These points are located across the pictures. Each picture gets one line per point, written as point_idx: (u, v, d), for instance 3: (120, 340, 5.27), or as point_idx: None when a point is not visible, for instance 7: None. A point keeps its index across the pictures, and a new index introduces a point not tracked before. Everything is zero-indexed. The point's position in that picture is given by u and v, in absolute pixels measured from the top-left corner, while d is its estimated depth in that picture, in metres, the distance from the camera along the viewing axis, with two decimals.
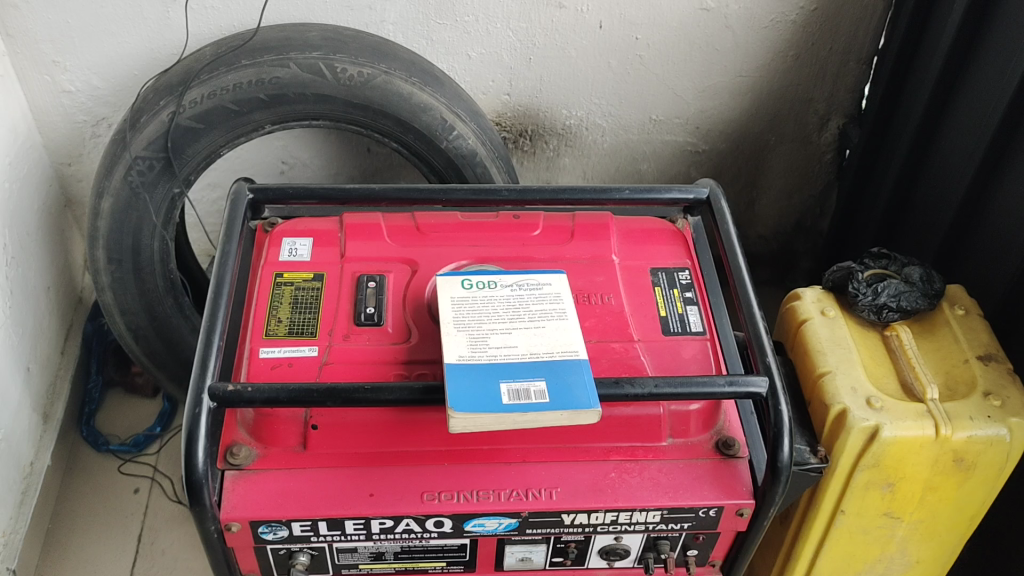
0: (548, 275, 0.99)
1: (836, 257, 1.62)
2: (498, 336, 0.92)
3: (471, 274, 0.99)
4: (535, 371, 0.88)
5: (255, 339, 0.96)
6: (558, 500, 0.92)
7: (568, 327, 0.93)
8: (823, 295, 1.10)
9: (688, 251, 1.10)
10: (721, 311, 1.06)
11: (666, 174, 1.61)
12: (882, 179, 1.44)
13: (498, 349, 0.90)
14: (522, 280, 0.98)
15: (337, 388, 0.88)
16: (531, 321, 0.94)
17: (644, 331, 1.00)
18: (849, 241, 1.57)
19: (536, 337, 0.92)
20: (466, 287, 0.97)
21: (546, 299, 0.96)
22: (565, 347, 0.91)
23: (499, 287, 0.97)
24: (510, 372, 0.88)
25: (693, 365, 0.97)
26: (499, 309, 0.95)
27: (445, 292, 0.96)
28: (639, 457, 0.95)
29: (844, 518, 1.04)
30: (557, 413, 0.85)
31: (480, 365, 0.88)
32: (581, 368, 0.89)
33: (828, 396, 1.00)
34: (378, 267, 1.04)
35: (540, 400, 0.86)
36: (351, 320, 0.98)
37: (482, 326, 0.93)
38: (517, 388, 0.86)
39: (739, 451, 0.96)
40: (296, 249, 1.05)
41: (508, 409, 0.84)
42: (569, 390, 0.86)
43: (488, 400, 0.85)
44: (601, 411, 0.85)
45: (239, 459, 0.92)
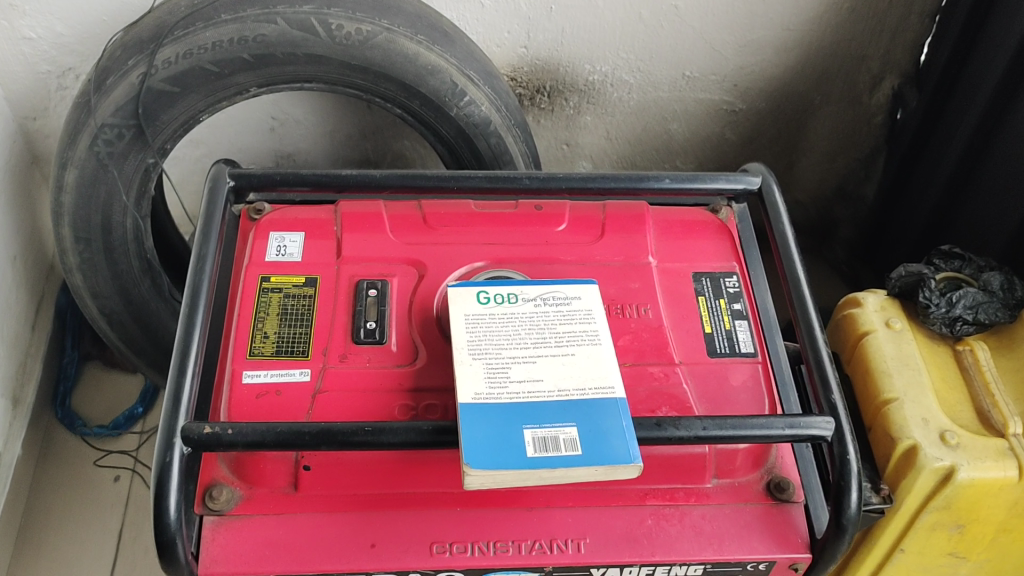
0: (577, 287, 0.86)
1: (881, 229, 1.47)
2: (521, 366, 0.78)
3: (488, 285, 0.85)
4: (564, 413, 0.76)
5: (237, 361, 0.83)
6: (587, 553, 0.80)
7: (601, 356, 0.80)
8: (888, 302, 0.97)
9: (736, 250, 0.96)
10: (772, 321, 0.92)
11: (697, 135, 1.45)
12: (941, 151, 1.29)
13: (520, 384, 0.77)
14: (547, 292, 0.85)
15: (334, 430, 0.75)
16: (559, 346, 0.80)
17: (686, 351, 0.87)
18: (897, 214, 1.42)
19: (565, 369, 0.79)
20: (482, 303, 0.83)
21: (575, 319, 0.83)
22: (599, 382, 0.78)
23: (521, 302, 0.84)
24: (535, 414, 0.75)
25: (743, 395, 0.85)
26: (521, 330, 0.81)
27: (458, 308, 0.83)
28: (679, 501, 0.83)
29: (902, 557, 0.94)
30: (590, 468, 0.73)
31: (500, 404, 0.76)
32: (617, 410, 0.76)
33: (895, 429, 0.88)
34: (380, 269, 0.89)
35: (571, 452, 0.73)
36: (349, 337, 0.85)
37: (502, 354, 0.79)
38: (544, 436, 0.74)
39: (794, 495, 0.84)
40: (284, 246, 0.90)
41: (534, 466, 0.72)
42: (605, 439, 0.74)
43: (511, 452, 0.73)
44: (642, 466, 0.73)
45: (220, 503, 0.80)
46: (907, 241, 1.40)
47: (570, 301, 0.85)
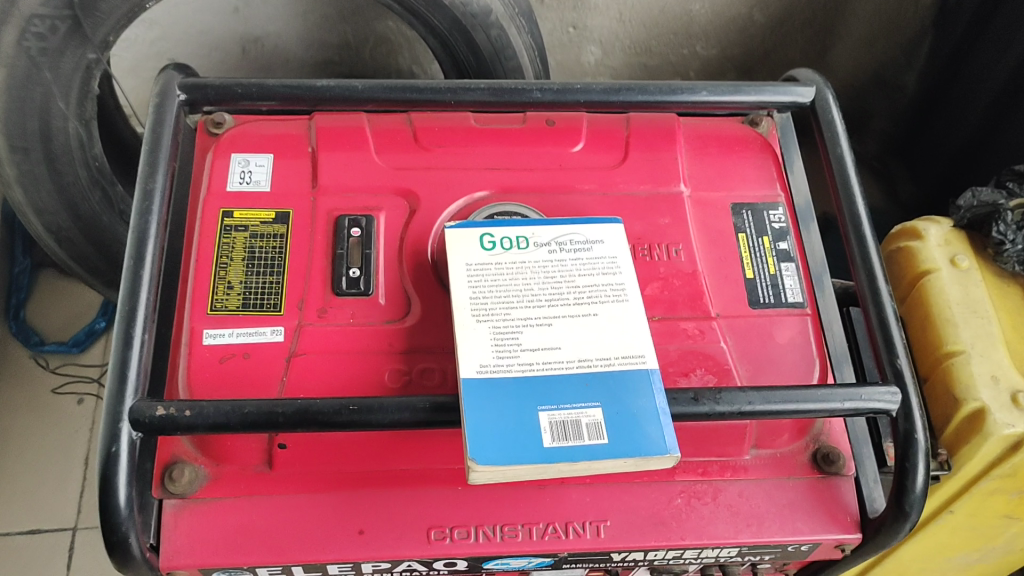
0: (598, 227, 0.72)
1: (923, 122, 1.32)
2: (534, 330, 0.66)
3: (493, 225, 0.71)
4: (587, 390, 0.64)
5: (195, 318, 0.69)
6: (608, 539, 0.70)
7: (629, 315, 0.67)
8: (952, 234, 0.84)
9: (781, 173, 0.82)
10: (808, 215, 0.81)
11: (721, 17, 1.30)
12: (1000, 45, 1.11)
13: (534, 353, 0.65)
14: (564, 235, 0.71)
15: (312, 411, 0.63)
16: (578, 303, 0.68)
17: (725, 302, 0.74)
18: (943, 111, 1.26)
19: (586, 333, 0.66)
20: (487, 249, 0.70)
21: (597, 269, 0.70)
22: (627, 350, 0.66)
23: (533, 248, 0.70)
24: (553, 392, 0.63)
25: (790, 355, 0.73)
26: (533, 284, 0.68)
27: (458, 256, 0.69)
28: (713, 477, 0.73)
29: (951, 518, 0.86)
30: (619, 460, 0.62)
31: (510, 380, 0.63)
32: (650, 385, 0.64)
33: (959, 387, 0.77)
34: (364, 201, 0.75)
35: (595, 441, 0.62)
36: (328, 287, 0.71)
37: (511, 314, 0.66)
38: (563, 421, 0.62)
39: (843, 469, 0.73)
40: (249, 172, 0.76)
41: (552, 459, 0.61)
42: (635, 424, 0.63)
43: (525, 442, 0.61)
44: (680, 456, 0.62)
45: (183, 487, 0.68)
46: (953, 142, 1.25)
47: (591, 246, 0.71)
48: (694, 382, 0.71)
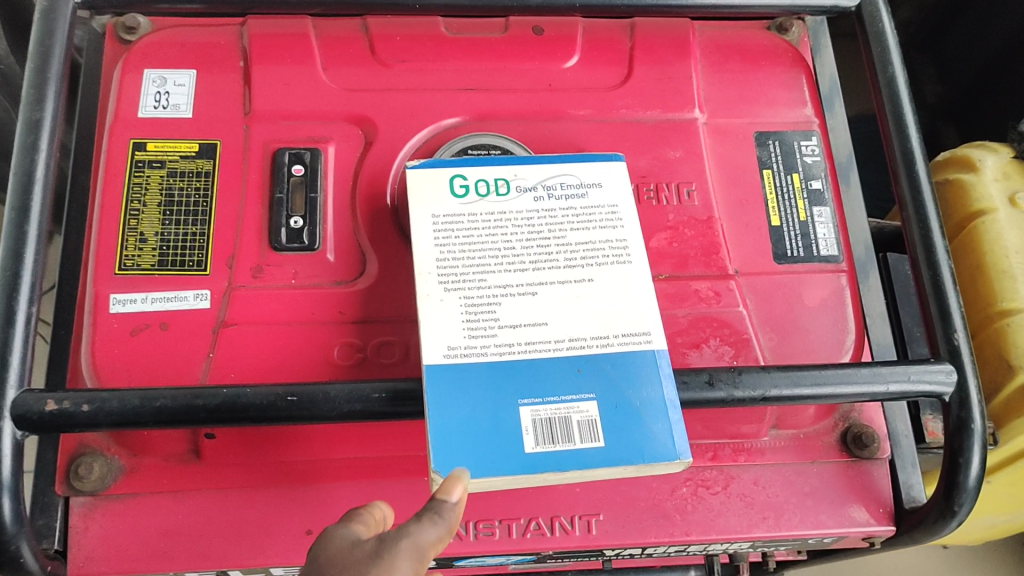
0: (595, 167, 0.59)
1: (940, 22, 1.12)
2: (515, 301, 0.53)
3: (467, 165, 0.58)
4: (579, 378, 0.52)
5: (100, 280, 0.57)
6: (600, 536, 0.60)
7: (631, 281, 0.55)
8: (1010, 165, 0.72)
9: (814, 93, 0.68)
10: (835, 96, 0.70)
11: None
12: None
13: (514, 331, 0.52)
14: (553, 177, 0.58)
15: (243, 403, 0.51)
16: (570, 266, 0.55)
17: (745, 256, 0.62)
18: (968, 12, 1.07)
19: (579, 305, 0.54)
20: (459, 196, 0.57)
21: (592, 220, 0.57)
22: (629, 326, 0.54)
23: (515, 193, 0.57)
24: (537, 380, 0.51)
25: (822, 320, 0.61)
26: (515, 242, 0.55)
27: (422, 205, 0.56)
28: (724, 461, 0.62)
29: (987, 486, 0.77)
30: (616, 468, 0.50)
31: (485, 366, 0.51)
32: (657, 371, 0.52)
33: (1014, 354, 0.65)
34: (308, 130, 0.61)
35: (588, 444, 0.50)
36: (264, 240, 0.58)
37: (487, 280, 0.54)
38: (549, 418, 0.50)
39: (877, 452, 0.62)
40: (166, 93, 0.61)
41: (536, 467, 0.49)
42: (637, 422, 0.51)
43: (502, 447, 0.49)
44: (692, 461, 0.51)
45: (91, 484, 0.56)
46: (987, 43, 1.05)
47: (586, 191, 0.58)
48: (706, 356, 0.59)
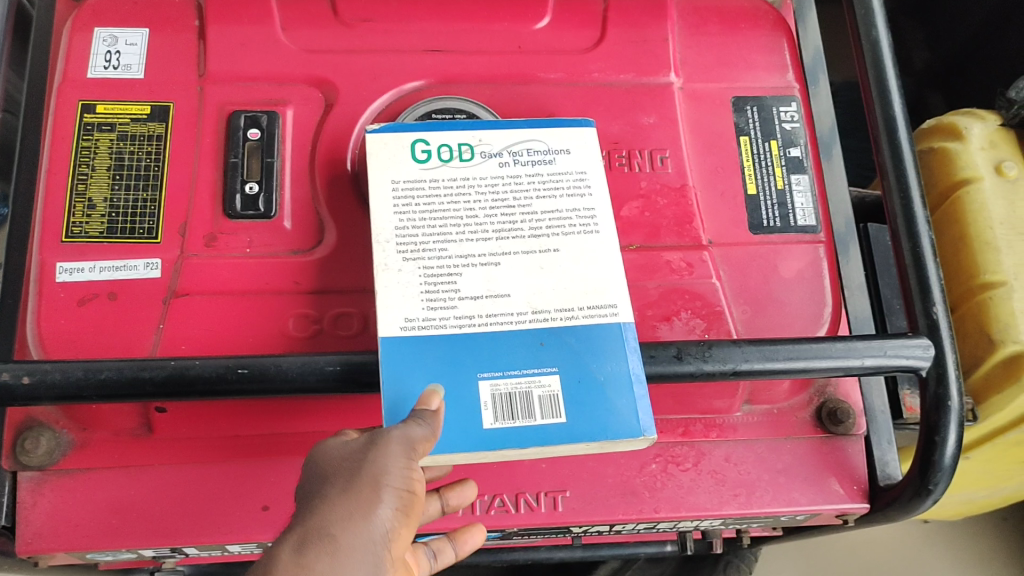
0: (563, 133, 0.57)
1: None
2: (476, 271, 0.51)
3: (429, 129, 0.56)
4: (541, 352, 0.49)
5: (46, 248, 0.54)
6: (566, 513, 0.58)
7: (598, 252, 0.53)
8: (997, 134, 0.69)
9: (795, 57, 0.66)
10: (818, 68, 0.68)
11: None
12: None
13: (475, 302, 0.50)
14: (519, 143, 0.56)
15: (191, 375, 0.48)
16: (534, 236, 0.53)
17: (719, 225, 0.60)
18: None
19: (543, 276, 0.52)
20: (421, 162, 0.54)
21: (560, 187, 0.54)
22: (594, 297, 0.51)
23: (479, 159, 0.55)
24: (497, 353, 0.49)
25: (798, 293, 0.59)
26: (477, 209, 0.53)
27: (381, 170, 0.54)
28: (696, 437, 0.60)
29: (967, 462, 0.76)
30: (578, 444, 0.48)
31: (444, 338, 0.49)
32: (622, 344, 0.50)
33: (995, 328, 0.63)
34: (265, 92, 0.59)
35: (549, 420, 0.48)
36: (218, 207, 0.56)
37: (448, 250, 0.51)
38: (509, 393, 0.48)
39: (853, 428, 0.61)
40: (116, 54, 0.59)
41: (494, 444, 0.47)
42: (601, 397, 0.49)
43: (458, 422, 0.47)
44: (656, 437, 0.49)
45: (39, 458, 0.55)
46: (976, 9, 1.03)
47: (553, 157, 0.56)
48: (677, 329, 0.57)
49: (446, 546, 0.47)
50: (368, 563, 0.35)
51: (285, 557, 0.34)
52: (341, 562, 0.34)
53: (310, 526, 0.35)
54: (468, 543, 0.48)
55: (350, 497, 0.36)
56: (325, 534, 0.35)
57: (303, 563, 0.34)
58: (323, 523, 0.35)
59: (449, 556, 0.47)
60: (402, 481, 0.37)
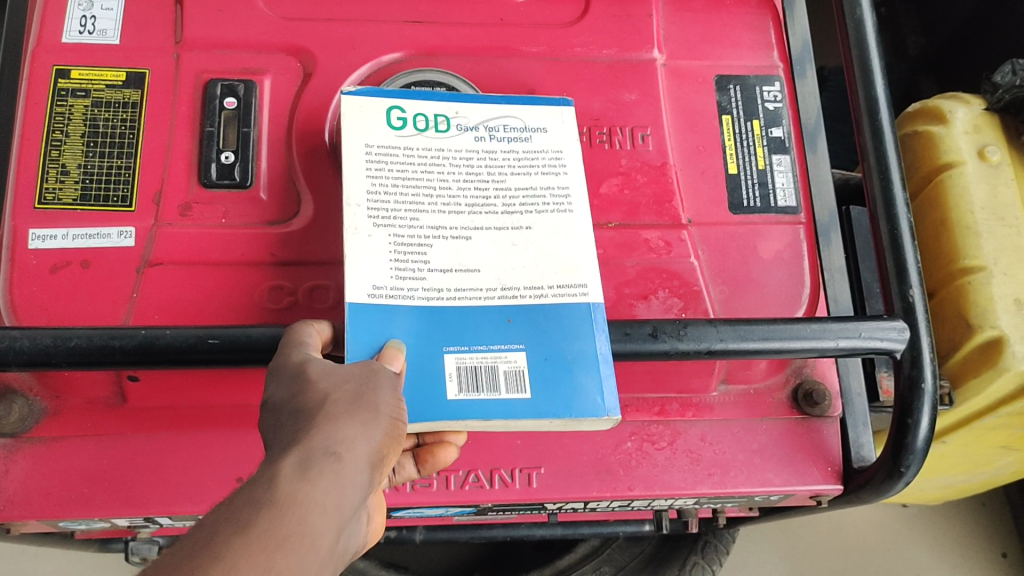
0: (540, 111, 0.55)
1: None
2: (448, 245, 0.49)
3: (406, 96, 0.53)
4: (509, 329, 0.48)
5: (18, 214, 0.54)
6: (540, 490, 0.58)
7: (572, 230, 0.51)
8: (981, 118, 0.69)
9: (780, 35, 0.65)
10: (805, 57, 0.66)
11: None
12: None
13: (444, 275, 0.49)
14: (496, 117, 0.54)
15: (162, 344, 0.48)
16: (507, 212, 0.51)
17: (700, 204, 0.60)
18: None
19: (515, 253, 0.50)
20: (396, 128, 0.52)
21: (534, 166, 0.53)
22: (566, 276, 0.50)
23: (455, 131, 0.53)
24: (465, 328, 0.48)
25: (776, 273, 0.59)
26: (451, 181, 0.51)
27: (355, 134, 0.51)
28: (672, 417, 0.60)
29: (943, 447, 0.76)
30: (542, 421, 0.47)
31: (412, 310, 0.47)
32: (591, 324, 0.49)
33: (974, 312, 0.63)
34: (243, 61, 0.58)
35: (514, 395, 0.47)
36: (193, 175, 0.55)
37: (419, 220, 0.49)
38: (475, 366, 0.47)
39: (828, 409, 0.61)
40: (92, 18, 0.58)
41: (460, 416, 0.46)
42: (568, 375, 0.48)
43: (421, 395, 0.46)
44: (621, 418, 0.48)
45: (10, 426, 0.54)
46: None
47: (529, 135, 0.54)
48: (654, 308, 0.57)
49: (408, 461, 0.52)
50: (364, 487, 0.34)
51: (290, 468, 0.32)
52: (347, 478, 0.33)
53: (313, 440, 0.33)
54: (428, 463, 0.52)
55: (355, 414, 0.35)
56: (329, 449, 0.33)
57: (312, 473, 0.32)
58: (327, 438, 0.33)
59: (408, 472, 0.52)
60: (396, 409, 0.37)
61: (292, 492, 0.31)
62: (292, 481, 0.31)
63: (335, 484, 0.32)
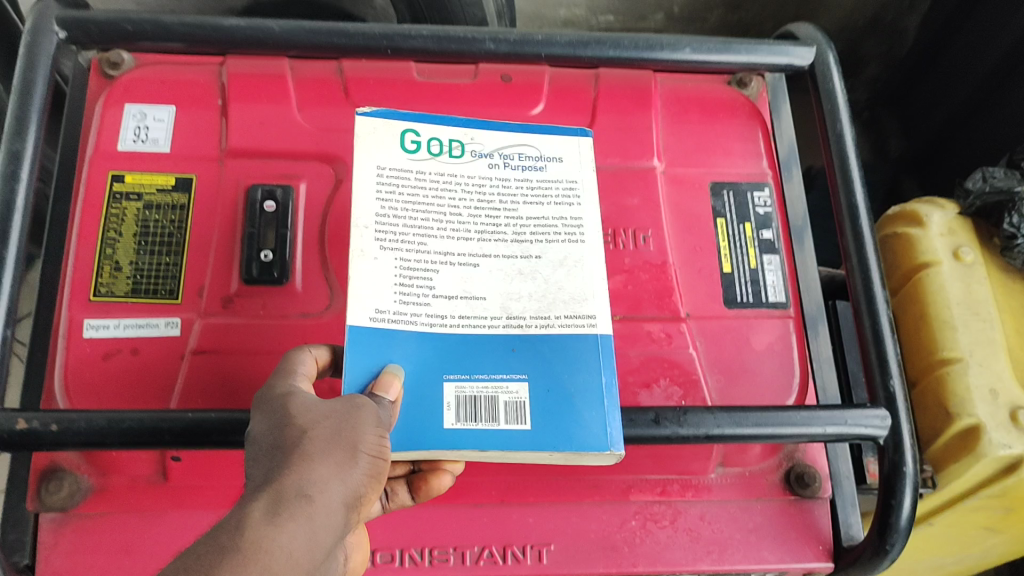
0: (558, 141, 0.58)
1: (911, 79, 1.15)
2: (454, 271, 0.52)
3: (421, 121, 0.56)
4: (511, 358, 0.51)
5: (74, 305, 0.59)
6: (551, 565, 0.62)
7: (581, 261, 0.54)
8: (956, 222, 0.75)
9: (769, 145, 0.72)
10: (792, 161, 0.72)
11: None
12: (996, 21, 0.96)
13: (449, 302, 0.51)
14: (510, 147, 0.57)
15: (206, 427, 0.52)
16: (517, 240, 0.54)
17: (697, 301, 0.65)
18: (933, 72, 1.10)
19: (522, 282, 0.53)
20: (411, 153, 0.55)
21: (550, 194, 0.56)
22: (575, 307, 0.52)
23: (471, 158, 0.56)
24: (468, 356, 0.50)
25: (768, 364, 0.64)
26: (461, 208, 0.54)
27: (368, 153, 0.54)
28: (673, 497, 0.64)
29: (929, 528, 0.79)
30: (543, 453, 0.49)
31: (414, 335, 0.49)
32: (597, 356, 0.51)
33: (953, 401, 0.68)
34: (281, 168, 0.64)
35: (514, 426, 0.49)
36: (235, 272, 0.61)
37: (427, 246, 0.52)
38: (475, 396, 0.49)
39: (818, 491, 0.65)
40: (144, 129, 0.64)
41: (457, 445, 0.48)
42: (569, 408, 0.50)
43: (420, 421, 0.48)
44: (623, 454, 0.50)
45: (60, 500, 0.58)
46: (946, 108, 1.09)
47: (544, 164, 0.57)
48: (656, 395, 0.62)
49: (400, 488, 0.55)
50: (334, 529, 0.37)
51: (260, 511, 0.35)
52: (316, 521, 0.36)
53: (286, 484, 0.36)
54: (423, 489, 0.54)
55: (328, 456, 0.38)
56: (301, 492, 0.36)
57: (281, 516, 0.35)
58: (300, 481, 0.36)
59: (400, 498, 0.55)
60: (373, 449, 0.40)
61: (260, 535, 0.34)
62: (261, 524, 0.34)
63: (303, 526, 0.35)
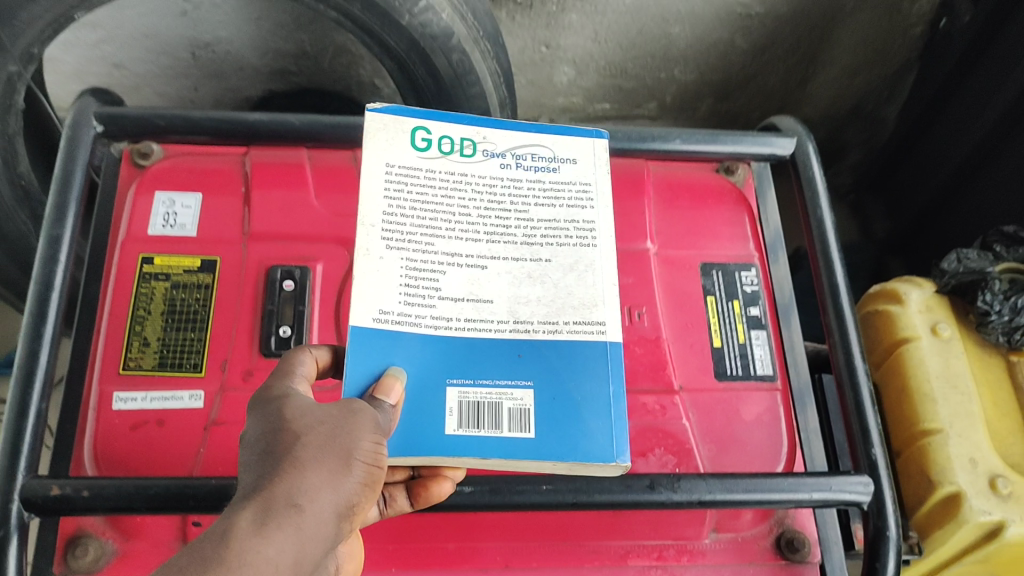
0: (574, 142, 0.54)
1: (894, 163, 1.21)
2: (461, 271, 0.48)
3: (430, 117, 0.52)
4: (518, 364, 0.47)
5: (105, 378, 0.63)
6: None
7: (594, 264, 0.50)
8: (933, 300, 0.80)
9: (755, 228, 0.76)
10: (777, 245, 0.76)
11: (708, 69, 1.12)
12: (970, 112, 1.01)
13: (455, 304, 0.47)
14: (524, 145, 0.53)
15: (229, 492, 0.56)
16: (528, 241, 0.50)
17: (689, 373, 0.69)
18: (914, 158, 1.16)
19: (532, 286, 0.49)
20: (421, 149, 0.50)
21: (562, 195, 0.52)
22: (586, 313, 0.49)
23: (485, 156, 0.52)
24: (472, 361, 0.46)
25: (757, 434, 0.68)
26: (471, 207, 0.50)
27: (375, 151, 0.49)
28: (669, 562, 0.67)
29: None
30: (546, 462, 0.46)
31: (417, 338, 0.46)
32: (606, 364, 0.48)
33: (935, 469, 0.71)
34: (299, 250, 0.68)
35: (517, 434, 0.46)
36: (255, 347, 0.65)
37: (435, 245, 0.48)
38: (478, 403, 0.46)
39: (808, 556, 0.67)
40: (173, 214, 0.69)
41: (457, 452, 0.45)
42: (575, 417, 0.47)
43: (419, 426, 0.45)
44: (626, 466, 0.47)
45: (86, 565, 0.61)
46: (925, 191, 1.14)
47: (558, 166, 0.53)
48: (652, 463, 0.65)
49: (399, 493, 0.53)
50: (322, 540, 0.35)
51: (247, 521, 0.33)
52: (305, 532, 0.34)
53: (276, 492, 0.35)
54: (423, 494, 0.53)
55: (321, 463, 0.36)
56: (291, 501, 0.34)
57: (268, 527, 0.33)
58: (291, 489, 0.35)
59: (399, 504, 0.53)
60: (370, 456, 0.38)
61: (244, 547, 0.32)
62: (247, 535, 0.32)
63: (290, 537, 0.34)
